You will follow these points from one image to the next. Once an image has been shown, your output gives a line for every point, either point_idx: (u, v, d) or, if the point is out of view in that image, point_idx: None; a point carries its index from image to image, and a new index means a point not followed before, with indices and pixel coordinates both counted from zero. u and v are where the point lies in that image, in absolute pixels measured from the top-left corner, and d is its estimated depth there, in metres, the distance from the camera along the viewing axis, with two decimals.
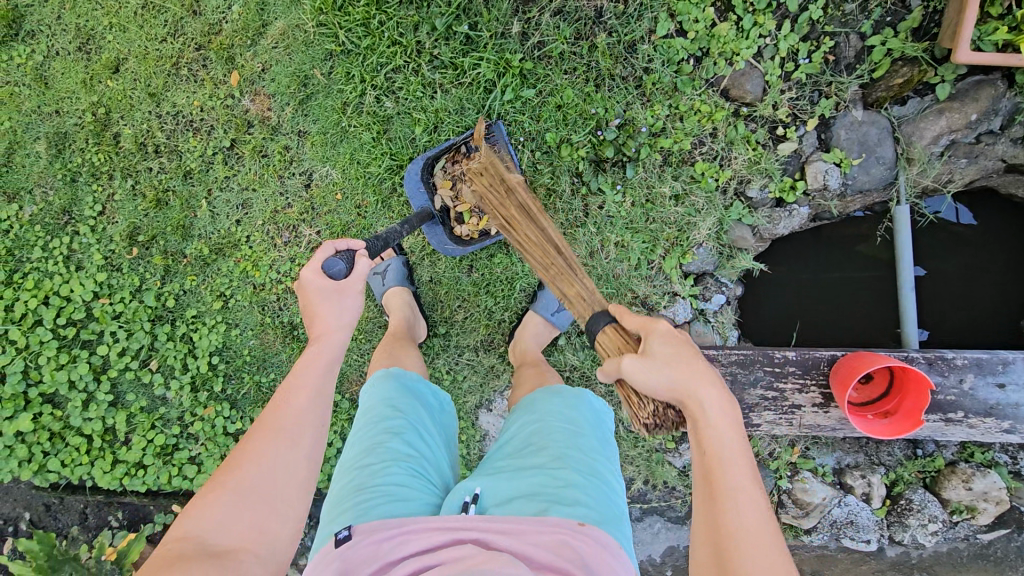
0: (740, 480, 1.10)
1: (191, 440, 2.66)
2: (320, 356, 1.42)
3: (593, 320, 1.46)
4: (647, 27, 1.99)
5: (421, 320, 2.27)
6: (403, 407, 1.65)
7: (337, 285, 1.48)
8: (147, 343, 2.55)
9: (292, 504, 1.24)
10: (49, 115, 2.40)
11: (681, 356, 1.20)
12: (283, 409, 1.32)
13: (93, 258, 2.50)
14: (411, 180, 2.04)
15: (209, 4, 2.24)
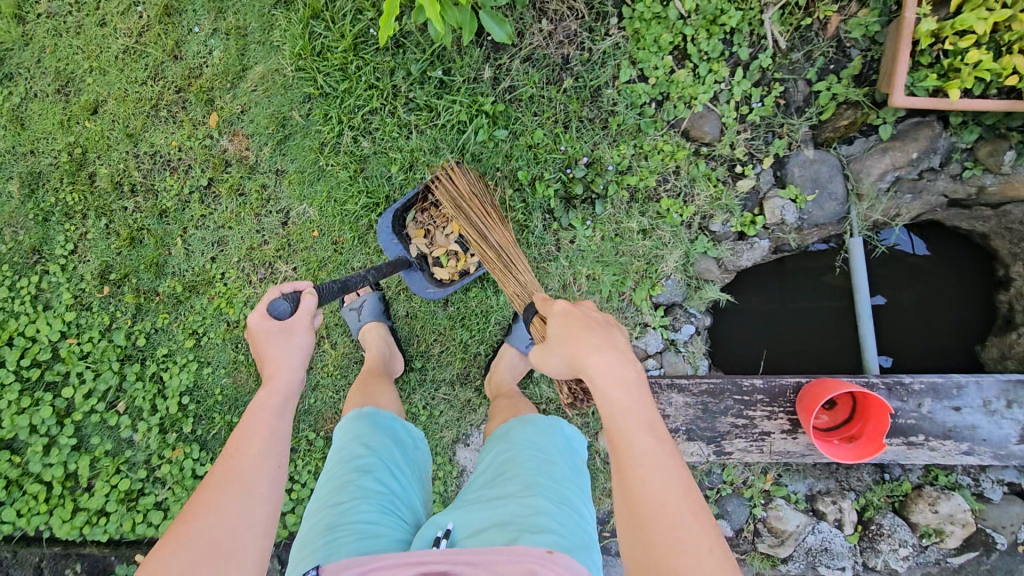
0: (643, 435, 1.14)
1: (158, 484, 2.58)
2: (272, 398, 1.39)
3: (525, 311, 1.79)
4: (611, 73, 2.08)
5: (397, 354, 2.28)
6: (375, 445, 1.64)
7: (284, 325, 1.48)
8: (115, 383, 2.49)
9: (250, 553, 1.18)
10: (24, 156, 2.40)
11: (573, 337, 1.33)
12: (236, 457, 1.27)
13: (63, 298, 2.47)
14: (383, 234, 2.08)
15: (189, 48, 2.29)
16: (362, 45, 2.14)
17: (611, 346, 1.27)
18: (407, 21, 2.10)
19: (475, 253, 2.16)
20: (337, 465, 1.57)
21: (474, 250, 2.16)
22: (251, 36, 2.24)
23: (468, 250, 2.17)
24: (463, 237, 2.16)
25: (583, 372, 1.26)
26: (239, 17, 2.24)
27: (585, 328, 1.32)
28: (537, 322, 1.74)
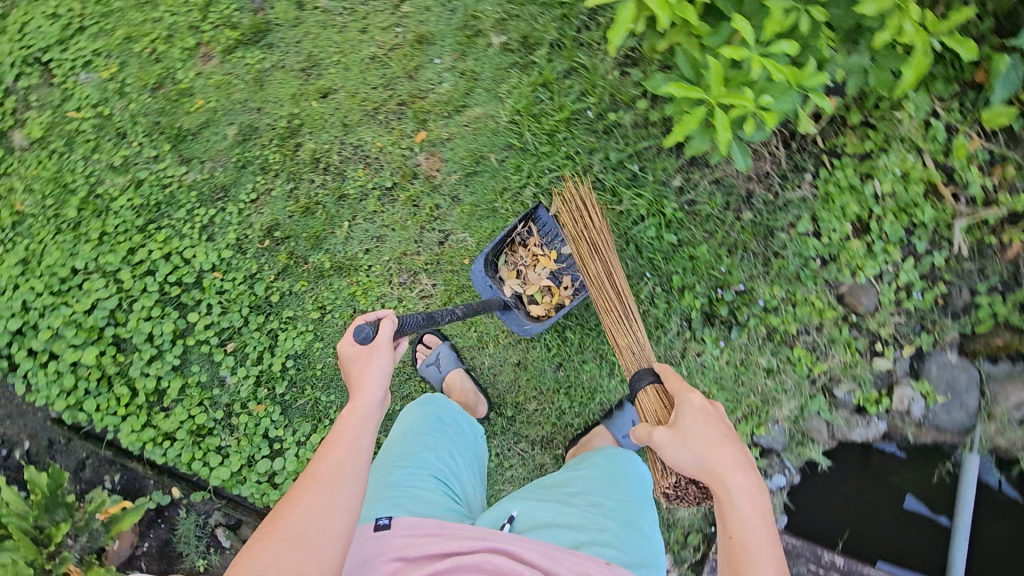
0: (746, 507, 1.44)
1: (230, 429, 2.70)
2: (355, 412, 1.46)
3: (638, 376, 1.93)
4: (790, 220, 2.20)
5: (477, 398, 2.40)
6: (439, 433, 2.01)
7: (368, 348, 1.57)
8: (236, 325, 2.67)
9: (331, 548, 1.25)
10: (251, 110, 2.73)
11: (710, 439, 1.55)
12: (322, 461, 1.35)
13: (226, 236, 2.70)
14: (479, 278, 2.28)
15: (425, 73, 2.58)
16: (575, 122, 2.37)
17: (743, 459, 1.51)
18: (623, 116, 2.31)
19: (567, 287, 2.31)
20: (404, 450, 1.90)
21: (566, 284, 2.32)
22: (480, 81, 2.50)
23: (561, 286, 2.34)
24: (554, 273, 2.33)
25: (718, 480, 1.49)
26: (476, 62, 2.51)
27: (727, 443, 1.53)
28: (647, 394, 1.88)
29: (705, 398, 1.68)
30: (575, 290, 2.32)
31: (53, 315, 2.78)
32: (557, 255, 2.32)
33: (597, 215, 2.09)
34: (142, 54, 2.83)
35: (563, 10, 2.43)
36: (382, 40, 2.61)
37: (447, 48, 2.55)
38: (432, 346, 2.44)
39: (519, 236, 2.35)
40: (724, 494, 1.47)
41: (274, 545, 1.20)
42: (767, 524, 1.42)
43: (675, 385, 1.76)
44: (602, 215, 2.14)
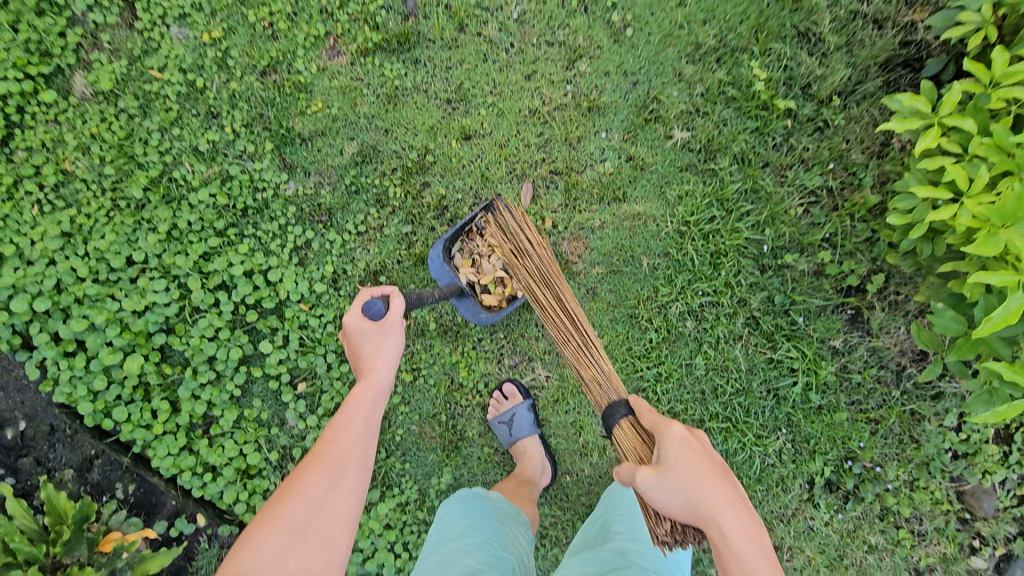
0: (763, 572, 1.32)
1: (283, 474, 2.45)
2: (367, 392, 1.37)
3: (611, 408, 1.74)
4: (936, 409, 2.16)
5: (546, 467, 2.27)
6: (462, 511, 1.86)
7: (379, 324, 1.45)
8: (314, 367, 2.39)
9: (339, 536, 1.19)
10: (377, 130, 2.37)
11: (697, 475, 1.39)
12: (330, 443, 1.27)
13: (321, 267, 2.38)
14: (435, 263, 2.17)
15: (588, 145, 2.31)
16: (743, 250, 2.21)
17: (733, 492, 1.41)
18: (797, 260, 2.17)
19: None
20: (451, 534, 1.78)
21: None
22: (649, 173, 2.26)
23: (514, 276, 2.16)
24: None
25: (712, 526, 1.36)
26: (649, 151, 2.27)
27: (713, 480, 1.38)
28: (622, 427, 1.70)
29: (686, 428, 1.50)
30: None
31: (92, 307, 2.37)
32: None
33: (536, 249, 1.95)
34: (255, 25, 2.39)
35: (758, 123, 2.22)
36: (549, 95, 2.31)
37: (619, 123, 2.29)
38: (510, 404, 2.27)
39: (476, 224, 2.14)
40: (713, 532, 1.36)
41: (272, 535, 1.13)
42: (770, 563, 1.34)
43: (654, 417, 1.58)
44: (536, 235, 1.97)
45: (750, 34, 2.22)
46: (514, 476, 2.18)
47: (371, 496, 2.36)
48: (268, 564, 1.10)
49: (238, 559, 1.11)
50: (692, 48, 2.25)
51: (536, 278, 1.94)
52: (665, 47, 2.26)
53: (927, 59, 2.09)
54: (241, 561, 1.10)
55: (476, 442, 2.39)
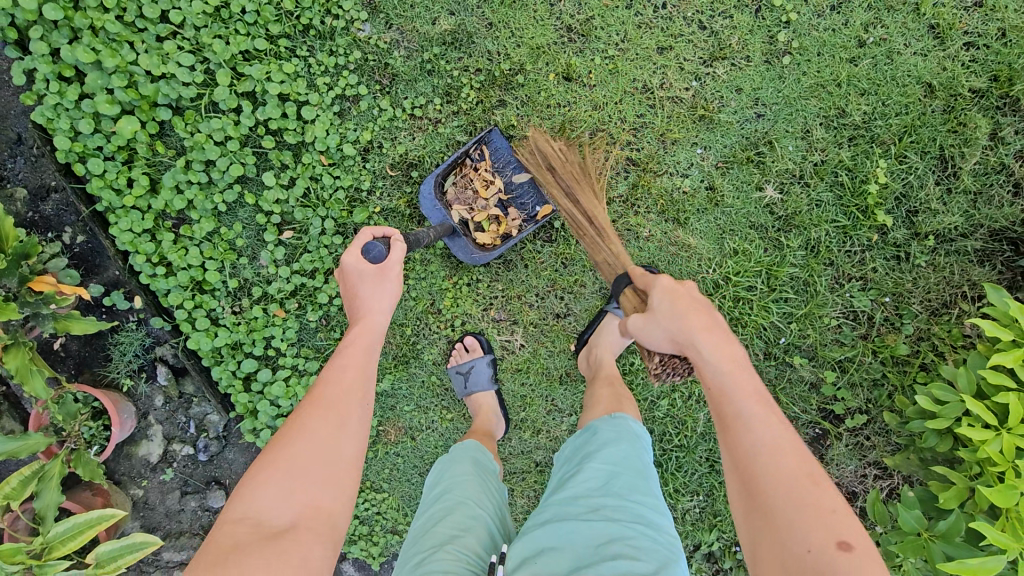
0: (782, 459, 1.03)
1: (230, 305, 2.35)
2: (358, 341, 1.34)
3: (615, 281, 1.69)
4: None
5: (501, 423, 2.19)
6: (439, 475, 1.58)
7: (377, 269, 1.41)
8: (308, 221, 2.24)
9: (343, 484, 1.15)
10: (482, 19, 2.14)
11: (674, 307, 1.28)
12: (322, 392, 1.22)
13: (358, 129, 2.19)
14: (426, 199, 2.05)
15: (679, 151, 2.12)
16: (761, 330, 2.14)
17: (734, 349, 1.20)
18: (803, 365, 2.13)
19: (515, 217, 2.10)
20: (428, 498, 1.52)
21: (515, 215, 2.10)
22: (719, 211, 2.12)
23: (508, 214, 2.11)
24: (502, 202, 2.11)
25: (691, 348, 1.21)
26: (733, 190, 2.11)
27: (695, 312, 1.25)
28: (624, 296, 1.62)
29: (673, 279, 1.38)
30: (526, 222, 2.11)
31: (106, 46, 2.10)
32: (501, 179, 2.09)
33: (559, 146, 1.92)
34: None
35: (848, 221, 2.09)
36: (670, 79, 2.10)
37: (721, 147, 2.10)
38: (472, 356, 2.21)
39: (470, 157, 2.07)
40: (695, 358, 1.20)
41: (273, 487, 1.09)
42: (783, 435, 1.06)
43: (648, 279, 1.47)
44: (576, 153, 1.95)
45: (897, 131, 2.04)
46: (484, 430, 2.05)
47: (308, 365, 2.36)
48: (272, 507, 1.07)
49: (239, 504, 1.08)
50: (834, 112, 2.06)
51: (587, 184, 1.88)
52: (808, 95, 2.06)
53: None
54: (245, 504, 1.07)
55: (427, 366, 2.33)
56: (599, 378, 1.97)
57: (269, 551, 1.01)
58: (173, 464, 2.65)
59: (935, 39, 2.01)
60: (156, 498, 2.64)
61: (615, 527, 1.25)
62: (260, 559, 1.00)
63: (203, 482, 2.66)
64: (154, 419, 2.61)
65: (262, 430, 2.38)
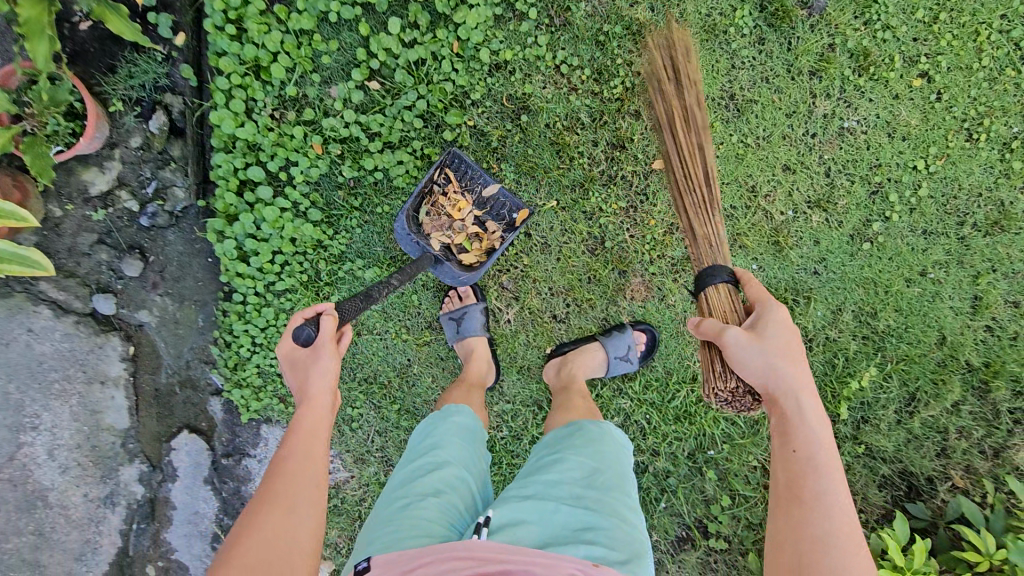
0: (827, 484, 1.35)
1: (274, 108, 2.23)
2: (304, 425, 1.49)
3: (710, 271, 1.75)
4: None
5: (493, 371, 2.25)
6: (427, 442, 1.75)
7: (309, 350, 1.57)
8: (402, 88, 2.16)
9: (301, 560, 1.26)
10: (671, 35, 2.10)
11: (785, 347, 1.52)
12: (274, 486, 1.34)
13: (503, 42, 2.11)
14: (401, 232, 2.05)
15: (741, 257, 2.20)
16: (698, 434, 2.30)
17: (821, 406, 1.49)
18: (710, 480, 2.29)
19: (496, 230, 2.14)
20: (421, 450, 1.72)
21: (494, 227, 2.15)
22: None
23: (486, 229, 2.15)
24: (480, 217, 2.16)
25: (787, 395, 1.49)
26: None
27: (791, 358, 1.51)
28: (714, 289, 1.75)
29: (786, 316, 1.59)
30: (505, 232, 2.15)
31: None
32: (471, 197, 2.15)
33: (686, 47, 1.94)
34: None
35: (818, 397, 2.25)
36: (777, 196, 2.17)
37: (769, 276, 2.21)
38: (466, 302, 2.25)
39: (438, 184, 2.11)
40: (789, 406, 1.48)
41: None
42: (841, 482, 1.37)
43: (759, 296, 1.64)
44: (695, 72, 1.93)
45: (899, 354, 2.23)
46: (467, 381, 2.13)
47: (310, 210, 2.28)
48: None
49: None
50: (868, 309, 2.22)
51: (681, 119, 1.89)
52: (860, 282, 2.21)
53: (914, 496, 2.28)
54: None
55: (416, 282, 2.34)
56: (569, 388, 2.08)
57: None
58: (108, 207, 2.53)
59: (972, 307, 2.20)
60: (70, 227, 2.51)
61: (585, 517, 1.47)
62: None
63: (127, 244, 2.57)
64: (117, 157, 2.47)
65: (228, 239, 2.29)
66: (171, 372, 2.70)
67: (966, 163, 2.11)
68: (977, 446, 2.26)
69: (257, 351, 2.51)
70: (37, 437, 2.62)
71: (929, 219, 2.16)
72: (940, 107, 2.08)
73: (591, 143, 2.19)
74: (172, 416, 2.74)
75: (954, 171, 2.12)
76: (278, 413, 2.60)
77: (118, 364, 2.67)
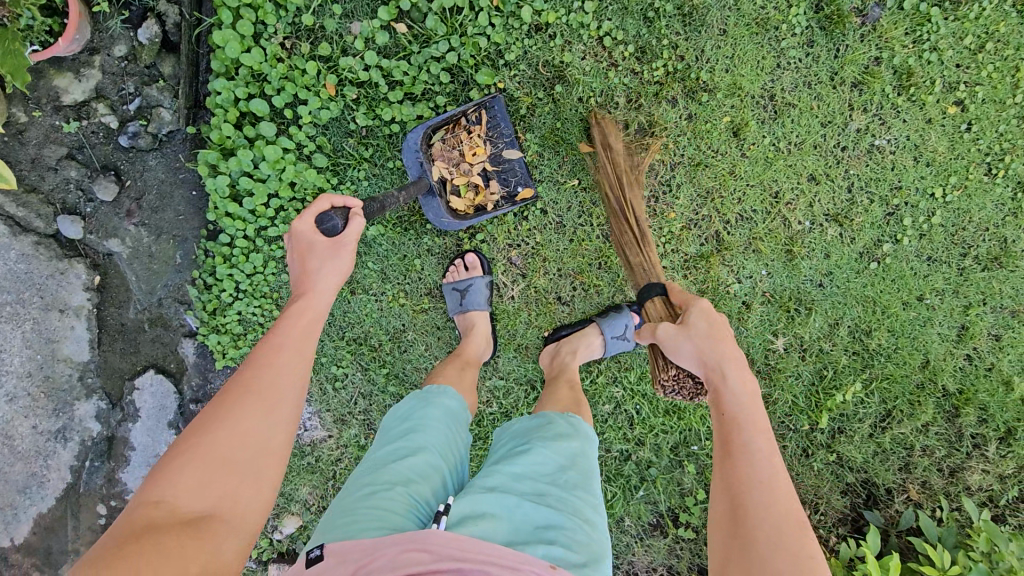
0: (765, 467, 1.23)
1: (285, 36, 2.04)
2: (304, 313, 1.35)
3: (646, 288, 1.88)
4: None
5: (488, 348, 2.15)
6: (403, 421, 1.51)
7: (329, 242, 1.41)
8: (431, 36, 2.00)
9: (270, 464, 1.17)
10: (722, 23, 2.01)
11: (711, 334, 1.52)
12: (258, 373, 1.22)
13: (547, 2, 1.98)
14: (409, 147, 1.96)
15: (754, 260, 2.20)
16: (684, 428, 2.34)
17: (750, 379, 1.43)
18: (689, 473, 2.34)
19: (495, 190, 2.07)
20: (397, 431, 1.48)
21: (495, 187, 2.07)
22: (737, 326, 2.24)
23: (489, 186, 2.08)
24: (487, 171, 2.07)
25: (719, 378, 1.43)
26: (757, 322, 2.23)
27: (720, 342, 1.50)
28: (651, 302, 1.84)
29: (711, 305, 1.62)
30: (502, 199, 2.09)
31: None
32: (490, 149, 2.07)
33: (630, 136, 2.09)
34: None
35: (803, 405, 2.30)
36: (797, 203, 2.16)
37: (780, 284, 2.22)
38: (472, 274, 2.18)
39: (464, 116, 2.01)
40: (717, 379, 1.43)
41: (194, 469, 1.08)
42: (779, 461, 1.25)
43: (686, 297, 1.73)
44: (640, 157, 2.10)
45: (885, 372, 2.29)
46: (463, 356, 2.02)
47: (315, 155, 2.12)
48: (193, 491, 1.07)
49: (160, 484, 1.06)
50: (865, 327, 2.26)
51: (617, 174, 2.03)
52: (862, 299, 2.24)
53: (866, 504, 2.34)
54: (164, 488, 1.06)
55: (420, 245, 2.26)
56: (563, 375, 1.98)
57: (187, 539, 1.01)
58: (81, 120, 2.30)
59: (958, 336, 2.27)
60: (35, 137, 2.29)
61: (547, 514, 1.29)
62: (174, 544, 1.00)
63: (101, 163, 2.35)
64: (99, 66, 2.25)
65: (221, 174, 2.11)
66: (140, 308, 2.50)
67: (981, 197, 2.15)
68: (937, 464, 2.33)
69: (240, 297, 2.36)
70: None
71: (935, 246, 2.19)
72: (968, 138, 2.10)
73: (621, 125, 2.10)
74: (137, 353, 2.55)
75: (969, 203, 2.16)
76: None
77: (80, 293, 2.48)
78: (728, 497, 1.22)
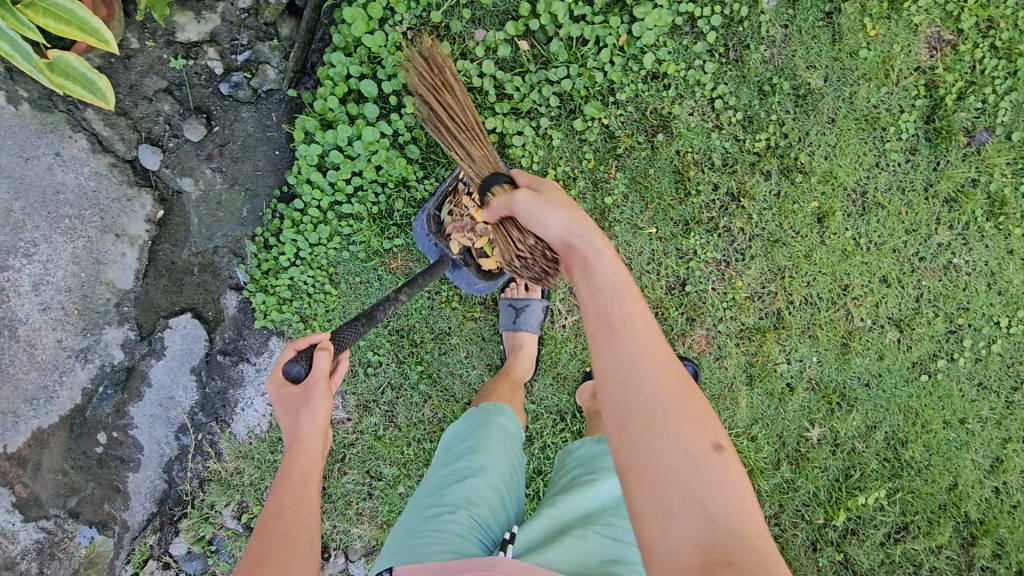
0: (638, 323, 1.10)
1: (409, 27, 2.08)
2: (294, 469, 1.45)
3: (491, 178, 1.74)
4: None
5: (530, 368, 2.19)
6: (464, 442, 1.62)
7: (299, 389, 1.49)
8: (551, 60, 2.04)
9: None
10: (832, 112, 2.05)
11: (562, 203, 1.34)
12: (269, 542, 1.33)
13: (670, 53, 2.01)
14: (421, 232, 2.06)
15: (809, 345, 2.20)
16: None
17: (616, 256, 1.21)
18: None
19: None
20: (459, 452, 1.59)
21: None
22: (777, 405, 2.23)
23: None
24: None
25: (585, 246, 1.22)
26: (798, 407, 2.23)
27: (563, 214, 1.29)
28: (500, 187, 1.72)
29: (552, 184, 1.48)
30: None
31: None
32: None
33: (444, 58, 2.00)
34: None
35: (824, 499, 2.26)
36: (864, 300, 2.17)
37: (829, 375, 2.22)
38: (529, 296, 2.19)
39: (459, 183, 2.05)
40: (585, 249, 1.21)
41: None
42: (651, 326, 1.11)
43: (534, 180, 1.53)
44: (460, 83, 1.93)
45: (912, 486, 2.26)
46: (513, 380, 2.06)
47: (409, 146, 2.16)
48: None
49: None
50: (902, 437, 2.25)
51: (467, 116, 1.95)
52: (906, 409, 2.23)
53: None
54: None
55: None
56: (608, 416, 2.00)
57: None
58: (188, 59, 2.33)
59: (991, 467, 2.26)
60: (140, 64, 2.31)
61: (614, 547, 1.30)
62: None
63: (195, 103, 2.38)
64: (220, 13, 2.30)
65: (314, 143, 2.14)
66: (194, 250, 2.51)
67: None
68: None
69: (297, 264, 2.37)
70: (27, 265, 2.44)
71: (988, 373, 2.20)
72: None
73: (710, 186, 2.12)
74: (179, 293, 2.55)
75: None
76: (293, 331, 2.46)
77: (140, 223, 2.48)
78: (621, 385, 1.06)
